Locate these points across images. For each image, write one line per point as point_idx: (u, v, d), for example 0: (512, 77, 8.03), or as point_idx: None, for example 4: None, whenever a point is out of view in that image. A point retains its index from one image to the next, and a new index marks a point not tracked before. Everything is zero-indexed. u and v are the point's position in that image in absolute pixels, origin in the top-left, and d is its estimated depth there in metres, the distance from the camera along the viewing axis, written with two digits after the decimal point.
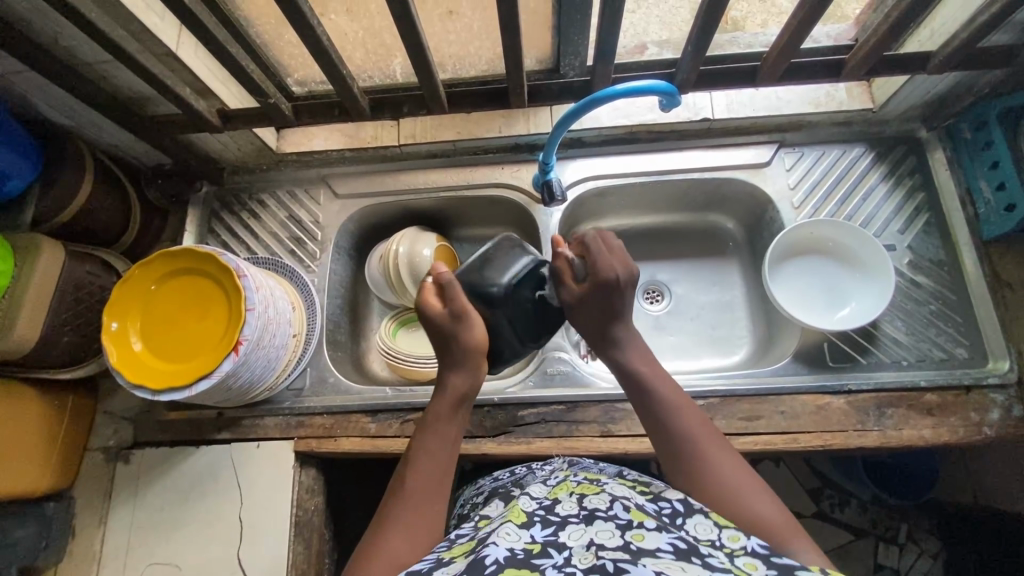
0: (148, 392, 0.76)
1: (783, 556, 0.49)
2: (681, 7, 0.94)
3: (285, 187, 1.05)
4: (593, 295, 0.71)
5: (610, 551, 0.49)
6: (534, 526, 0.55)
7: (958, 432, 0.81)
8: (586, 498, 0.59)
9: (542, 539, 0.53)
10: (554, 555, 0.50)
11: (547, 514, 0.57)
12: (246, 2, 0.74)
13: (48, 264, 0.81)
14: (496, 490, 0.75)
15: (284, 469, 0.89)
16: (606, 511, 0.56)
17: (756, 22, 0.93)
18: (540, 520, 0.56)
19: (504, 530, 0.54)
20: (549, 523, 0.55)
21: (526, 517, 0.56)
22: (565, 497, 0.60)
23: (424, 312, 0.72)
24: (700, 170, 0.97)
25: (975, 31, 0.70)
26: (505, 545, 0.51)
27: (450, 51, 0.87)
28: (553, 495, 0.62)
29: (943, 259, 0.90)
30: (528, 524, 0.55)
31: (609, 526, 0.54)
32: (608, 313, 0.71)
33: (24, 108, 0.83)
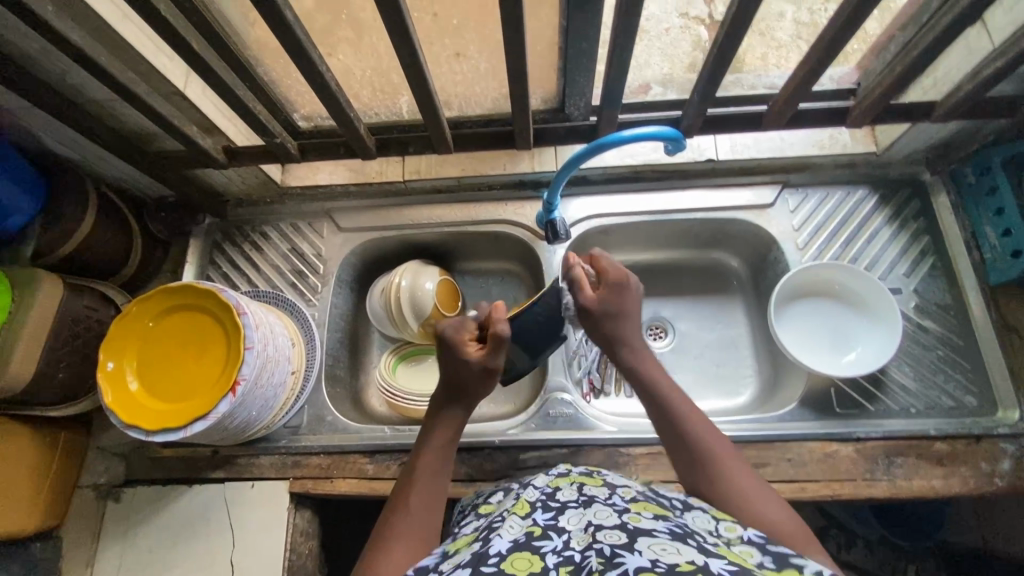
0: (141, 432, 0.75)
1: (778, 544, 0.51)
2: (683, 41, 0.96)
3: (288, 220, 1.05)
4: (609, 296, 0.73)
5: (607, 530, 0.48)
6: (536, 512, 0.54)
7: (969, 483, 0.79)
8: (586, 487, 0.58)
9: (543, 522, 0.52)
10: (554, 539, 0.49)
11: (548, 501, 0.56)
12: (254, 43, 0.74)
13: (46, 300, 0.80)
14: (498, 485, 0.74)
15: (278, 511, 0.86)
16: (605, 498, 0.55)
17: (757, 54, 0.95)
18: (541, 507, 0.55)
19: (506, 523, 0.53)
20: (549, 509, 0.54)
21: (528, 507, 0.56)
22: (565, 485, 0.59)
23: (461, 348, 0.70)
24: (704, 210, 0.97)
25: (980, 83, 0.70)
26: (506, 535, 0.51)
27: (457, 90, 0.87)
28: (555, 484, 0.61)
29: (949, 303, 0.89)
30: (529, 513, 0.54)
31: (607, 508, 0.52)
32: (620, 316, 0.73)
33: (29, 142, 0.83)
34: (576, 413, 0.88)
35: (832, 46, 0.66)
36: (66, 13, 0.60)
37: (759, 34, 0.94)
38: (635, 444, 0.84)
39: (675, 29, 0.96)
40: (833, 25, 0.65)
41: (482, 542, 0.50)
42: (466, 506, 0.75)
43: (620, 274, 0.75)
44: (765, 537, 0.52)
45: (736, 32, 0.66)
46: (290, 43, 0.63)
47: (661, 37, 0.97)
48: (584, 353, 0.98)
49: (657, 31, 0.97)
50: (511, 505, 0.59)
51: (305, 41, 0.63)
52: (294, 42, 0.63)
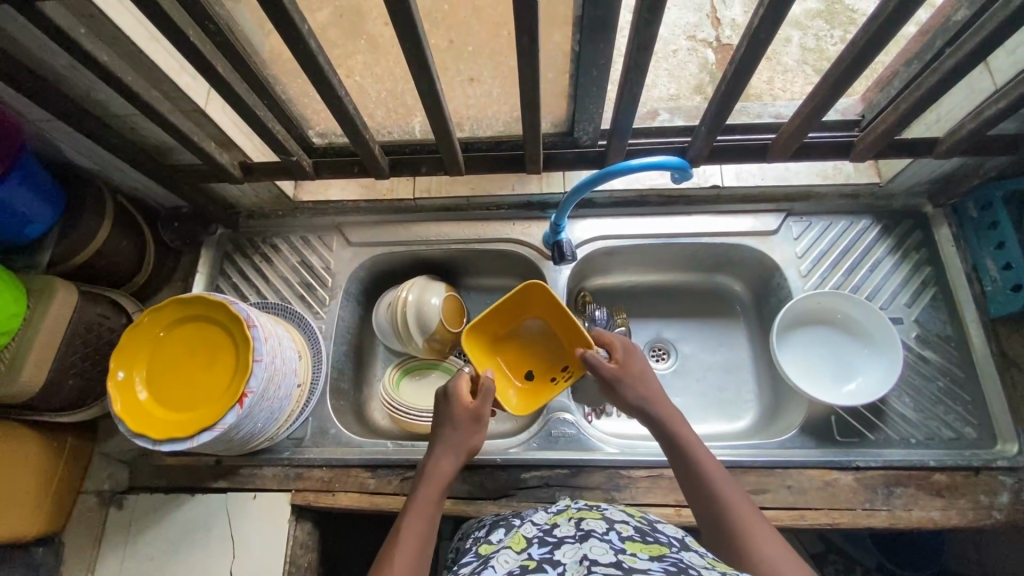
0: (148, 441, 0.76)
1: None
2: (688, 64, 1.06)
3: (298, 233, 1.06)
4: (625, 367, 0.78)
5: (602, 565, 0.49)
6: (531, 546, 0.56)
7: (967, 516, 0.79)
8: (584, 520, 0.59)
9: (538, 556, 0.53)
10: (548, 571, 0.50)
11: (544, 536, 0.58)
12: (274, 64, 0.76)
13: (60, 308, 0.81)
14: (497, 521, 0.74)
15: (279, 523, 0.87)
16: (602, 532, 0.56)
17: (763, 77, 1.01)
18: (536, 542, 0.57)
19: (503, 557, 0.55)
20: (545, 543, 0.56)
21: (525, 542, 0.57)
22: (564, 522, 0.60)
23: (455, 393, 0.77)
24: (708, 235, 0.99)
25: (983, 123, 0.71)
26: (500, 567, 0.52)
27: (469, 113, 0.89)
28: (553, 520, 0.62)
29: (949, 335, 0.90)
30: (525, 547, 0.56)
31: (603, 544, 0.53)
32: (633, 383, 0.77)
33: (50, 153, 0.84)
34: (577, 434, 0.88)
35: (838, 83, 0.68)
36: (96, 34, 0.62)
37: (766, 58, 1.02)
38: (636, 466, 0.85)
39: (682, 51, 1.07)
40: (840, 64, 0.66)
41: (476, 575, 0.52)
42: (474, 528, 0.77)
43: (627, 345, 0.82)
44: None
45: (745, 69, 0.67)
46: (310, 68, 0.65)
47: (669, 58, 1.07)
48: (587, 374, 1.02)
49: (666, 52, 1.08)
50: (508, 539, 0.61)
51: (325, 66, 0.65)
52: (314, 66, 0.65)
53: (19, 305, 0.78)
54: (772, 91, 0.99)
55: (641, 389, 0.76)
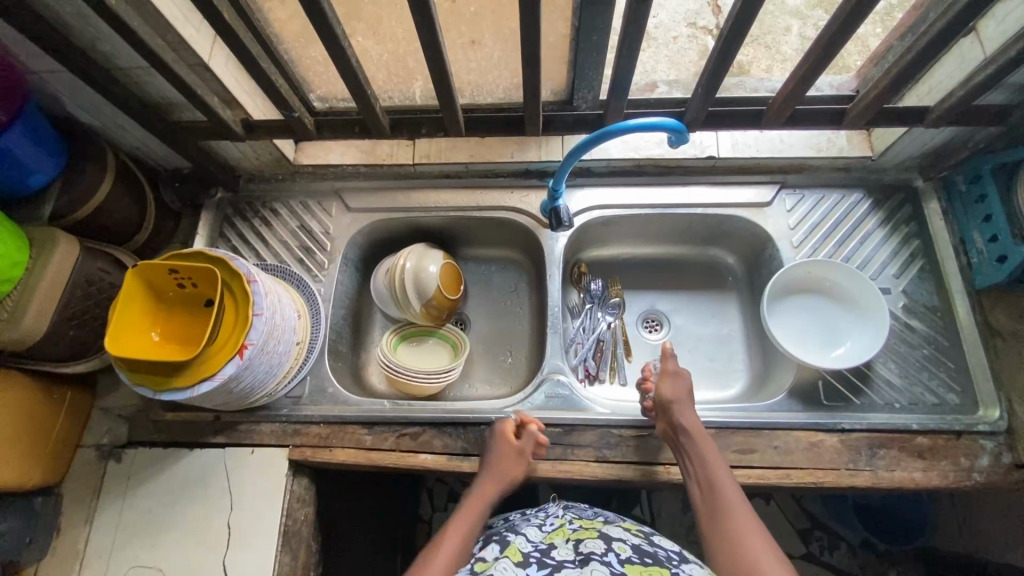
0: (150, 390, 0.77)
1: None
2: (688, 50, 1.06)
3: (298, 198, 1.07)
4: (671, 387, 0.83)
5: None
6: (530, 566, 0.64)
7: (949, 477, 0.82)
8: (582, 544, 0.68)
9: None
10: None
11: (542, 557, 0.66)
12: (277, 20, 0.77)
13: (62, 258, 0.82)
14: (489, 534, 0.77)
15: (277, 477, 0.89)
16: (600, 555, 0.65)
17: (762, 66, 1.02)
18: (535, 561, 0.65)
19: (502, 568, 0.64)
20: (544, 565, 0.64)
21: (523, 557, 0.66)
22: (561, 543, 0.69)
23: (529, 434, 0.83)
24: (703, 206, 1.00)
25: (972, 90, 0.73)
26: None
27: (470, 78, 0.91)
28: (550, 540, 0.71)
29: (936, 305, 0.92)
30: (524, 564, 0.65)
31: (603, 567, 0.62)
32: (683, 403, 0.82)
33: (53, 107, 0.85)
34: (571, 394, 0.90)
35: (830, 48, 0.70)
36: None
37: (765, 46, 1.03)
38: (626, 425, 0.87)
39: (682, 38, 1.08)
40: (831, 27, 0.68)
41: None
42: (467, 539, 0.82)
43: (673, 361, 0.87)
44: None
45: (739, 30, 0.69)
46: (317, 21, 0.66)
47: (669, 45, 1.08)
48: (581, 341, 1.04)
49: (666, 39, 1.09)
50: (506, 548, 0.69)
51: (330, 19, 0.66)
52: (319, 18, 0.65)
53: (22, 254, 0.79)
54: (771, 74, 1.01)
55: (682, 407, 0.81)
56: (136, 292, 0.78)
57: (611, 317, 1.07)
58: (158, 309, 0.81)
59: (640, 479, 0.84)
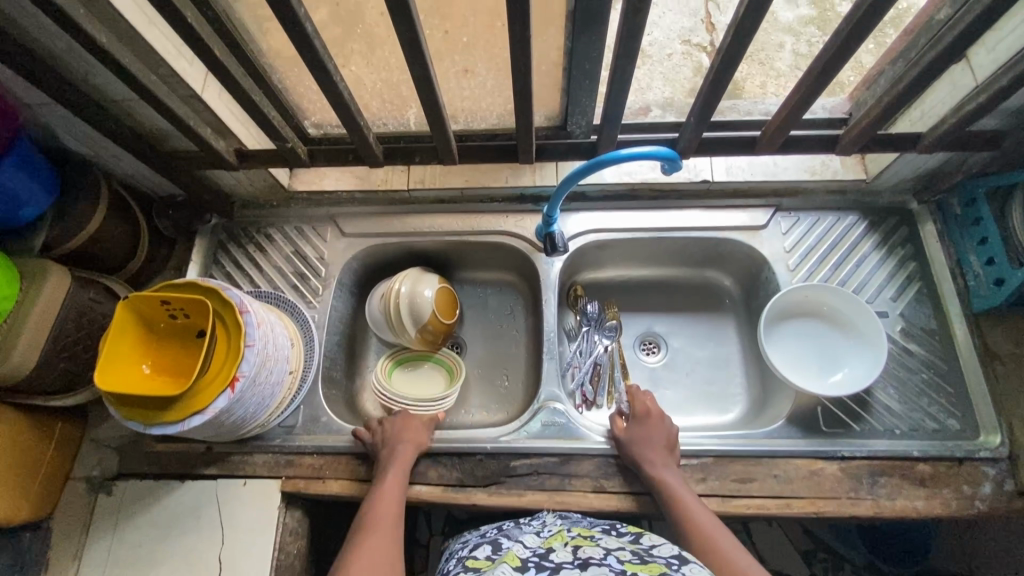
0: (138, 424, 0.76)
1: None
2: (682, 67, 1.08)
3: (293, 223, 1.07)
4: (638, 428, 0.84)
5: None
6: (528, 569, 0.63)
7: (951, 505, 0.81)
8: (580, 549, 0.67)
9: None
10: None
11: (540, 561, 0.65)
12: (271, 53, 0.77)
13: (53, 289, 0.82)
14: (482, 540, 0.75)
15: (269, 510, 0.87)
16: (599, 559, 0.63)
17: (756, 82, 1.02)
18: (534, 564, 0.64)
19: (501, 571, 0.62)
20: (543, 568, 0.63)
21: (521, 562, 0.65)
22: (559, 547, 0.68)
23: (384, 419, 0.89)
24: (699, 229, 1.00)
25: (965, 117, 0.73)
26: None
27: (464, 105, 0.91)
28: (548, 546, 0.69)
29: (934, 328, 0.91)
30: (522, 567, 0.63)
31: (602, 568, 0.61)
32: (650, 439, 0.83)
33: (46, 138, 0.85)
34: (567, 423, 0.89)
35: (821, 77, 0.70)
36: (94, 15, 0.63)
37: (759, 62, 1.04)
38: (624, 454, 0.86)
39: (677, 55, 1.10)
40: (823, 57, 0.68)
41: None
42: (456, 547, 0.80)
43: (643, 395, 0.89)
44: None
45: (730, 61, 0.69)
46: (308, 55, 0.66)
47: (664, 62, 1.09)
48: (577, 365, 1.02)
49: (661, 56, 1.10)
50: (502, 555, 0.68)
51: (321, 53, 0.66)
52: (310, 54, 0.66)
53: (11, 288, 0.78)
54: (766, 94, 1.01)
55: (645, 446, 0.83)
56: (125, 324, 0.77)
57: (609, 340, 1.05)
58: (148, 342, 0.80)
59: (637, 509, 0.83)
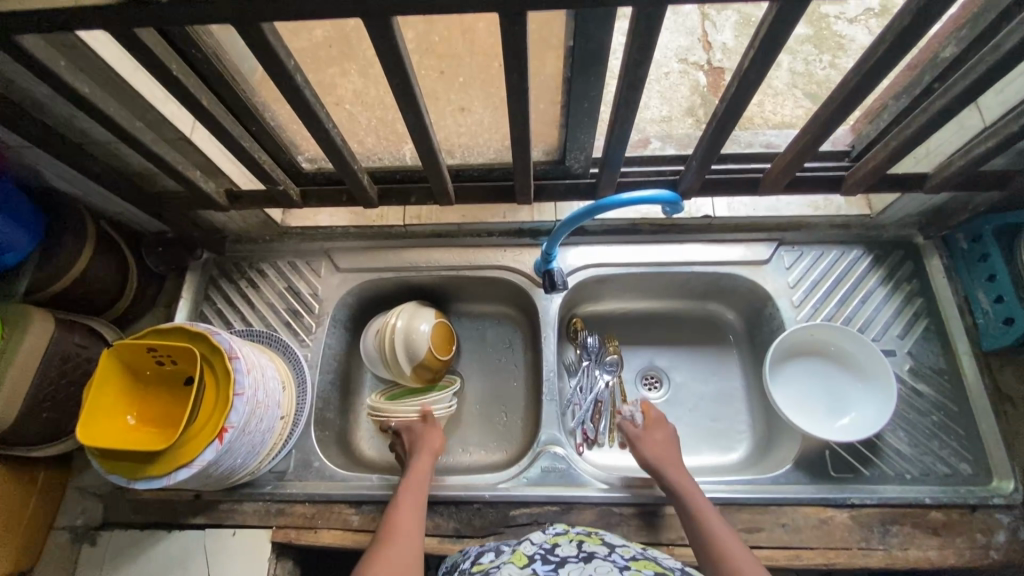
0: (122, 478, 0.73)
1: None
2: (680, 88, 1.06)
3: (286, 258, 1.05)
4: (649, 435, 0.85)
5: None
6: (535, 563, 0.60)
7: (965, 555, 0.78)
8: (585, 544, 0.65)
9: (543, 572, 0.58)
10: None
11: (546, 554, 0.62)
12: (263, 97, 0.75)
13: (36, 335, 0.80)
14: (486, 549, 0.71)
15: (260, 563, 0.84)
16: (604, 554, 0.61)
17: (755, 101, 1.01)
18: (540, 558, 0.61)
19: (507, 570, 0.59)
20: (549, 561, 0.60)
21: (527, 559, 0.61)
22: (565, 542, 0.65)
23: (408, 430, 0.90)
24: (701, 264, 0.98)
25: (974, 160, 0.71)
26: None
27: (460, 141, 0.88)
28: (554, 540, 0.66)
29: (943, 367, 0.89)
30: (528, 563, 0.60)
31: (607, 563, 0.59)
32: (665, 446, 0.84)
33: (30, 179, 0.83)
34: (568, 468, 0.87)
35: (829, 121, 0.68)
36: (77, 65, 0.61)
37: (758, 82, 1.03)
38: (627, 503, 0.84)
39: (675, 73, 1.08)
40: (832, 101, 0.66)
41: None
42: (454, 563, 0.75)
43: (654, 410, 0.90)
44: None
45: (736, 105, 0.67)
46: (299, 104, 0.64)
47: (662, 81, 1.08)
48: (578, 403, 1.00)
49: (658, 74, 1.09)
50: (509, 554, 0.64)
51: (313, 101, 0.64)
52: (301, 102, 0.64)
53: None
54: (763, 114, 1.00)
55: (659, 451, 0.82)
56: (109, 375, 0.74)
57: (610, 375, 1.03)
58: (133, 391, 0.77)
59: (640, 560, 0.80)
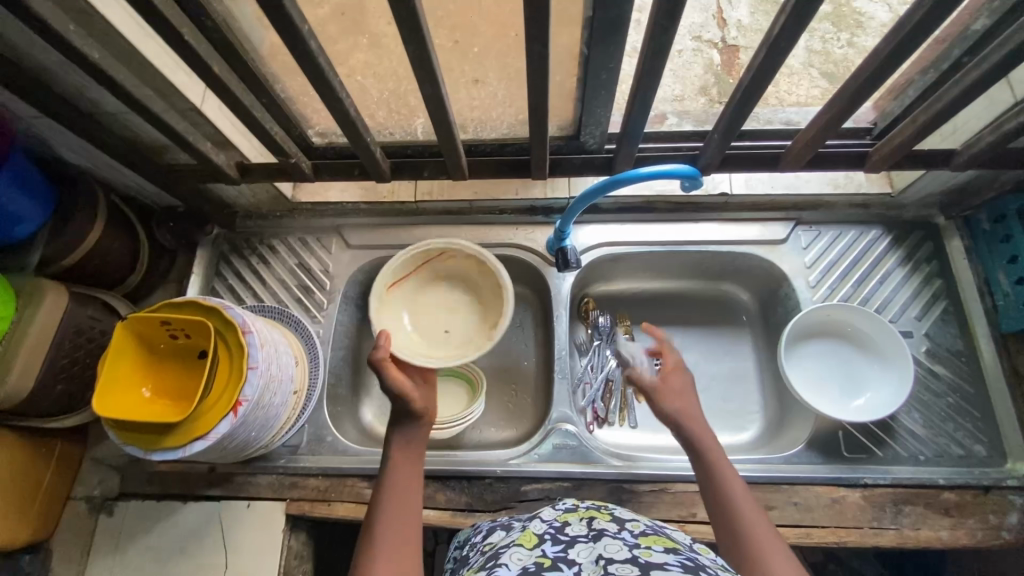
0: (138, 450, 0.74)
1: None
2: (694, 64, 1.04)
3: (296, 235, 1.04)
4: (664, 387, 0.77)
5: (619, 563, 0.50)
6: (545, 543, 0.57)
7: (977, 536, 0.78)
8: (595, 520, 0.60)
9: (552, 553, 0.54)
10: (564, 569, 0.51)
11: (556, 534, 0.59)
12: (275, 67, 0.74)
13: (50, 309, 0.80)
14: (496, 525, 0.70)
15: (274, 534, 0.85)
16: (614, 531, 0.57)
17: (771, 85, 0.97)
18: (549, 538, 0.58)
19: (514, 553, 0.55)
20: (558, 541, 0.57)
21: (536, 539, 0.58)
22: (575, 520, 0.61)
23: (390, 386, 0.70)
24: (715, 243, 0.97)
25: (1003, 136, 0.69)
26: (517, 566, 0.53)
27: (473, 115, 0.86)
28: (563, 517, 0.63)
29: (960, 349, 0.88)
30: (538, 544, 0.57)
31: (617, 541, 0.55)
32: (686, 396, 0.76)
33: (40, 149, 0.82)
34: (580, 445, 0.87)
35: (857, 93, 0.65)
36: (86, 29, 0.60)
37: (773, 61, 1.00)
38: (639, 480, 0.84)
39: (687, 52, 1.06)
40: (861, 73, 0.63)
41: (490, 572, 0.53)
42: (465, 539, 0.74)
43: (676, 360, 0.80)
44: None
45: (762, 77, 0.65)
46: (311, 72, 0.63)
47: (676, 59, 1.05)
48: (588, 381, 0.99)
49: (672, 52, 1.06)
50: (518, 535, 0.61)
51: (326, 70, 0.63)
52: (313, 69, 0.62)
53: (6, 307, 0.77)
54: (779, 94, 0.97)
55: (680, 402, 0.74)
56: (122, 348, 0.74)
57: (621, 354, 1.02)
58: (147, 363, 0.77)
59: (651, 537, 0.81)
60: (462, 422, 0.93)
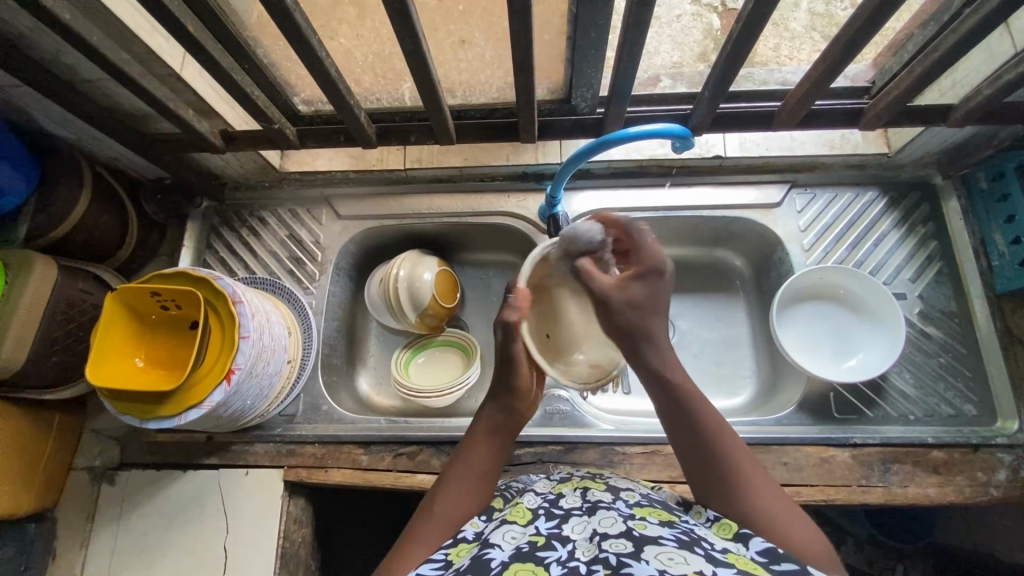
0: (136, 418, 0.75)
1: (782, 560, 0.49)
2: (693, 28, 0.95)
3: (286, 206, 1.03)
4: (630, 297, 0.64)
5: (612, 538, 0.50)
6: (538, 520, 0.56)
7: (964, 493, 0.79)
8: (589, 492, 0.60)
9: (546, 531, 0.54)
10: (557, 548, 0.51)
11: (550, 508, 0.58)
12: (253, 28, 0.71)
13: (41, 280, 0.80)
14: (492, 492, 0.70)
15: (273, 499, 0.87)
16: (609, 503, 0.57)
17: (770, 44, 0.92)
18: (543, 514, 0.57)
19: (507, 531, 0.55)
20: (552, 517, 0.56)
21: (530, 515, 0.57)
22: (569, 493, 0.61)
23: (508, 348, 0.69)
24: (709, 208, 0.95)
25: (1001, 88, 0.67)
26: (511, 547, 0.52)
27: (461, 78, 0.85)
28: (557, 491, 0.63)
29: (954, 311, 0.88)
30: (531, 521, 0.56)
31: (611, 514, 0.55)
32: (647, 310, 0.64)
33: (21, 119, 0.81)
34: (572, 410, 0.88)
35: (851, 45, 0.64)
36: None
37: (773, 24, 0.92)
38: (631, 443, 0.85)
39: (686, 16, 0.96)
40: (853, 25, 0.62)
41: (482, 553, 0.52)
42: None
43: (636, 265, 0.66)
44: (770, 553, 0.50)
45: (752, 29, 0.63)
46: (290, 31, 0.61)
47: (672, 24, 0.96)
48: None
49: (669, 17, 0.97)
50: (510, 508, 0.60)
51: (304, 28, 0.61)
52: (291, 28, 0.61)
53: None
54: (779, 58, 0.91)
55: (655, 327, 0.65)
56: (114, 320, 0.74)
57: None
58: (139, 334, 0.78)
59: None
60: (459, 388, 0.94)
